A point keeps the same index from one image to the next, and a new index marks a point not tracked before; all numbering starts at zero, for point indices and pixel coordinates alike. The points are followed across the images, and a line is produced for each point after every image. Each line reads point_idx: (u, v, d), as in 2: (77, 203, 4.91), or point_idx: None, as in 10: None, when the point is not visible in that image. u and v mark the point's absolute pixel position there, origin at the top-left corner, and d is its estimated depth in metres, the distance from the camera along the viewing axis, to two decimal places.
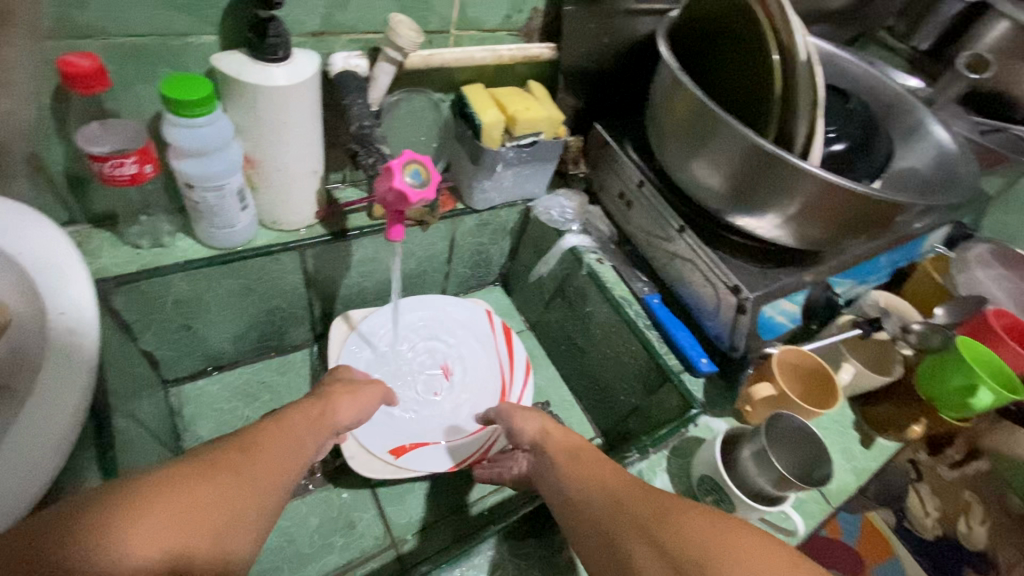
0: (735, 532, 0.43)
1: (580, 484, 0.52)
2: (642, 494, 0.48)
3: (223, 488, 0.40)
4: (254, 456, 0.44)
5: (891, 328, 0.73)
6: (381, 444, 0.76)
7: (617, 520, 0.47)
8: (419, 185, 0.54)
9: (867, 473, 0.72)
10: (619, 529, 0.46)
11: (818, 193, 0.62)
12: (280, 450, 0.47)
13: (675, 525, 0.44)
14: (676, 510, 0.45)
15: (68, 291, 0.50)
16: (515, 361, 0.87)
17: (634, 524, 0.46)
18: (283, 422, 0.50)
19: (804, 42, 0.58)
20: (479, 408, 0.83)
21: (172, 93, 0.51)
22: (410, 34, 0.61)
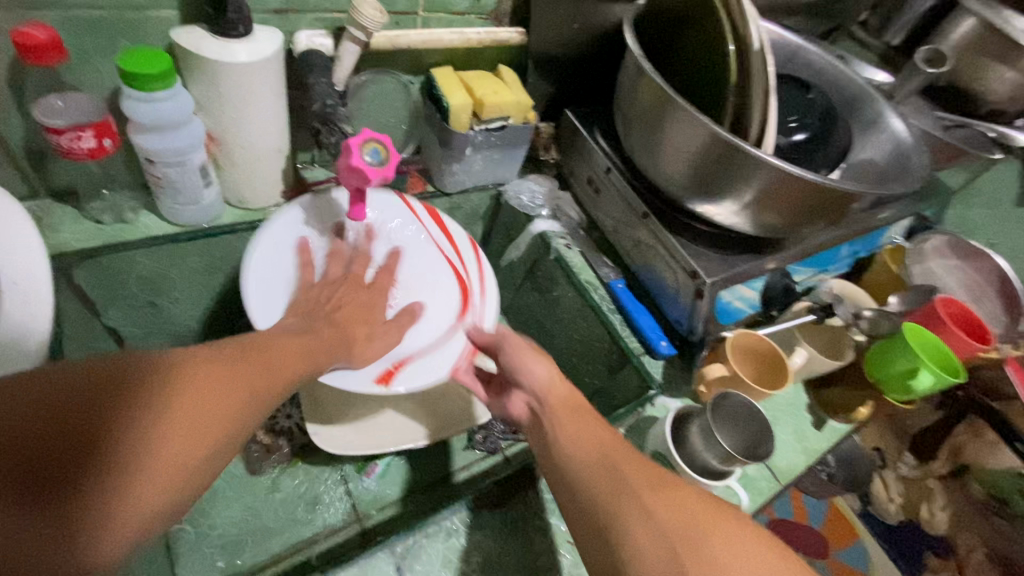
0: (725, 512, 0.42)
1: (575, 439, 0.49)
2: (636, 459, 0.46)
3: (230, 394, 0.39)
4: (250, 378, 0.42)
5: (844, 314, 0.76)
6: (358, 378, 0.60)
7: (600, 484, 0.45)
8: (378, 164, 0.55)
9: (816, 453, 0.75)
10: (603, 494, 0.44)
11: (771, 181, 0.63)
12: (269, 370, 0.45)
13: (673, 497, 0.42)
14: (677, 486, 0.43)
15: (15, 248, 0.49)
16: (461, 247, 0.75)
17: (618, 489, 0.44)
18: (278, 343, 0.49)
19: (757, 31, 0.59)
20: (441, 305, 0.70)
21: (130, 66, 0.52)
22: (374, 14, 0.61)
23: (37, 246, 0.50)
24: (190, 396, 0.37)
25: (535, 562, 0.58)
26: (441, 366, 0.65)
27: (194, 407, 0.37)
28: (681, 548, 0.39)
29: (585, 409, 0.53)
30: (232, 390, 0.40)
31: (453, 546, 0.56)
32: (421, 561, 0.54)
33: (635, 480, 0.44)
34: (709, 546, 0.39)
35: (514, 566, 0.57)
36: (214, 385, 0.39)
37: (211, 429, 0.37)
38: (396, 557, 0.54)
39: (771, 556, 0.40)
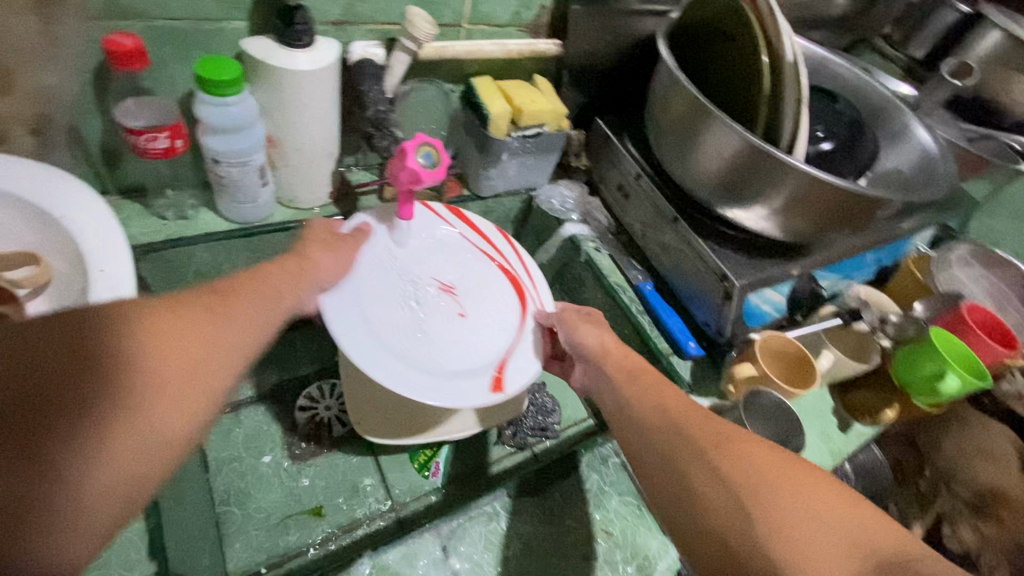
0: (790, 461, 0.43)
1: (653, 403, 0.51)
2: (707, 422, 0.48)
3: (204, 321, 0.38)
4: (223, 302, 0.41)
5: (870, 319, 0.78)
6: (471, 393, 0.56)
7: (675, 452, 0.46)
8: (431, 166, 0.59)
9: (842, 454, 0.77)
10: (677, 461, 0.46)
11: (802, 186, 0.66)
12: (249, 299, 0.43)
13: (737, 456, 0.43)
14: (741, 443, 0.45)
15: (115, 277, 0.52)
16: (491, 236, 0.73)
17: (687, 452, 0.46)
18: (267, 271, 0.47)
19: (791, 43, 0.62)
20: (501, 295, 0.68)
21: (206, 73, 0.56)
22: (426, 26, 0.66)
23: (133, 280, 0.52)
24: (161, 328, 0.36)
25: (570, 549, 0.61)
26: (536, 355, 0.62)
27: (156, 336, 0.35)
28: (747, 497, 0.41)
29: (645, 381, 0.54)
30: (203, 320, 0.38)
31: (495, 529, 0.60)
32: (465, 542, 0.58)
33: (703, 445, 0.45)
34: (777, 494, 0.40)
35: (551, 550, 0.61)
36: (189, 313, 0.38)
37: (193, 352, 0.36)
38: (440, 536, 0.58)
39: (840, 505, 0.40)
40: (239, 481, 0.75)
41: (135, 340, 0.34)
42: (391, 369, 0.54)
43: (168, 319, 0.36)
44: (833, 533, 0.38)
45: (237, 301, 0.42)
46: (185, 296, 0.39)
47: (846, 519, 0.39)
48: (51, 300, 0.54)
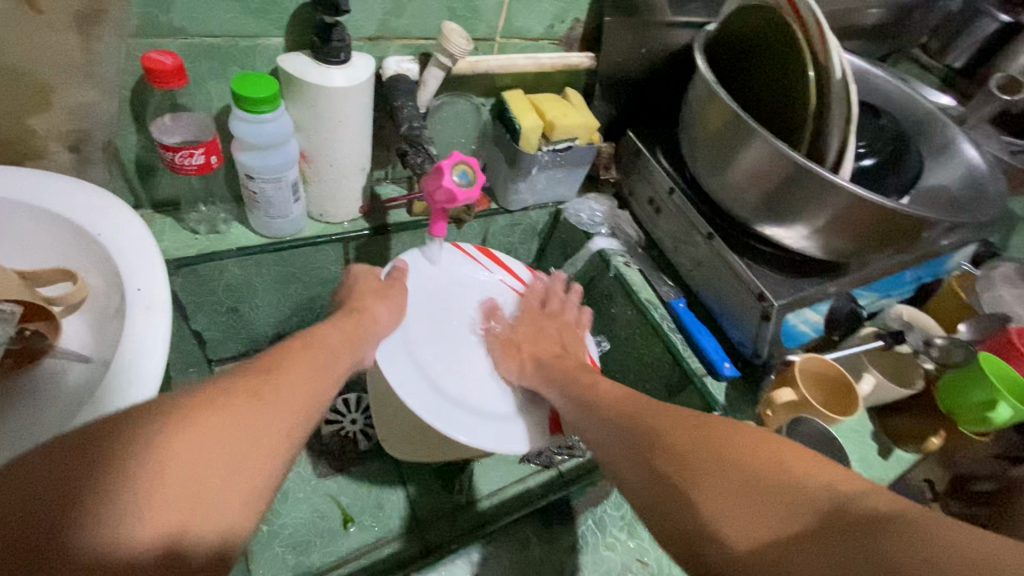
0: (712, 423, 0.43)
1: (604, 404, 0.53)
2: (651, 406, 0.49)
3: (256, 409, 0.39)
4: (266, 384, 0.42)
5: (913, 342, 0.76)
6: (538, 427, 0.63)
7: (626, 454, 0.46)
8: (466, 185, 0.58)
9: (884, 482, 0.74)
10: (630, 468, 0.45)
11: (845, 207, 0.64)
12: (294, 382, 0.44)
13: (675, 440, 0.43)
14: (674, 425, 0.45)
15: (138, 369, 0.47)
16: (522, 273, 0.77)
17: (634, 453, 0.45)
18: (315, 340, 0.51)
19: (839, 59, 0.60)
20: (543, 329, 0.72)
21: (243, 90, 0.55)
22: (461, 42, 0.65)
23: (157, 376, 0.47)
24: (211, 419, 0.37)
25: None
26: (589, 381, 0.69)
27: (198, 430, 0.35)
28: (687, 487, 0.40)
29: (597, 386, 0.57)
30: (248, 406, 0.39)
31: None
32: None
33: (644, 443, 0.45)
34: (704, 466, 0.40)
35: None
36: (244, 403, 0.39)
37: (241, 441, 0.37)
38: None
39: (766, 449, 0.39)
40: None
41: (180, 433, 0.35)
42: (453, 418, 0.59)
43: (213, 409, 0.37)
44: (774, 483, 0.37)
45: (283, 385, 0.43)
46: (231, 381, 0.40)
47: (780, 466, 0.37)
48: (86, 315, 0.54)
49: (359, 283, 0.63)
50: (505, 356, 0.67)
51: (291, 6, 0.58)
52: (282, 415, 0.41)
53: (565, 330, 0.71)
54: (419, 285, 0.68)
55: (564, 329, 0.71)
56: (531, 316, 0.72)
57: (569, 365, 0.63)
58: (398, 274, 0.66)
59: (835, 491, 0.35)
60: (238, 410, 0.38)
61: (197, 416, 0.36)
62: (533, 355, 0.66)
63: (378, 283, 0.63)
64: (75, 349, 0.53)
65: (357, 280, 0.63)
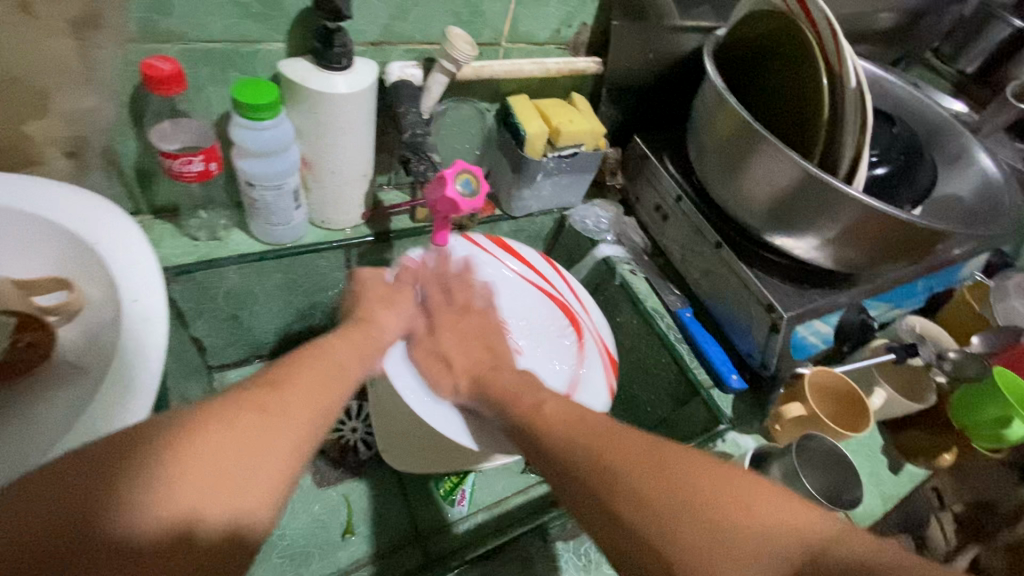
0: (668, 456, 0.40)
1: (547, 430, 0.48)
2: (599, 435, 0.44)
3: (261, 423, 0.37)
4: (270, 399, 0.39)
5: (927, 356, 0.74)
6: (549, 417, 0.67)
7: (576, 492, 0.43)
8: (470, 194, 0.57)
9: (894, 498, 0.73)
10: (584, 509, 0.42)
11: (859, 218, 0.62)
12: (305, 392, 0.41)
13: (631, 481, 0.40)
14: (623, 460, 0.41)
15: (134, 376, 0.46)
16: (540, 268, 0.78)
17: (587, 493, 0.41)
18: (324, 353, 0.48)
19: (854, 68, 0.58)
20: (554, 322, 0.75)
21: (243, 97, 0.54)
22: (466, 48, 0.64)
23: (158, 378, 0.47)
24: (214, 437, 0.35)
25: None
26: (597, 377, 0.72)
27: (192, 458, 0.33)
28: (657, 536, 0.37)
29: (540, 406, 0.51)
30: (249, 423, 0.37)
31: None
32: None
33: (594, 480, 0.41)
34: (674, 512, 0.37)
35: None
36: (248, 416, 0.37)
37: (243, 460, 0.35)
38: None
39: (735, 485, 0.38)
40: None
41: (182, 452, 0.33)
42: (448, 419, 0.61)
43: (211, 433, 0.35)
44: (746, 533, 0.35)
45: (292, 395, 0.40)
46: (233, 397, 0.38)
47: (746, 512, 0.36)
48: (81, 326, 0.53)
49: (364, 287, 0.62)
50: (434, 367, 0.63)
51: (292, 11, 0.57)
52: (288, 430, 0.38)
53: (484, 326, 0.69)
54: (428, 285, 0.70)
55: (482, 325, 0.69)
56: (452, 321, 0.67)
57: (507, 381, 0.58)
58: (405, 274, 0.68)
59: (808, 540, 0.34)
60: (236, 430, 0.36)
61: (192, 441, 0.34)
62: (469, 372, 0.62)
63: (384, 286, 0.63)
64: (72, 361, 0.52)
65: (363, 283, 0.63)
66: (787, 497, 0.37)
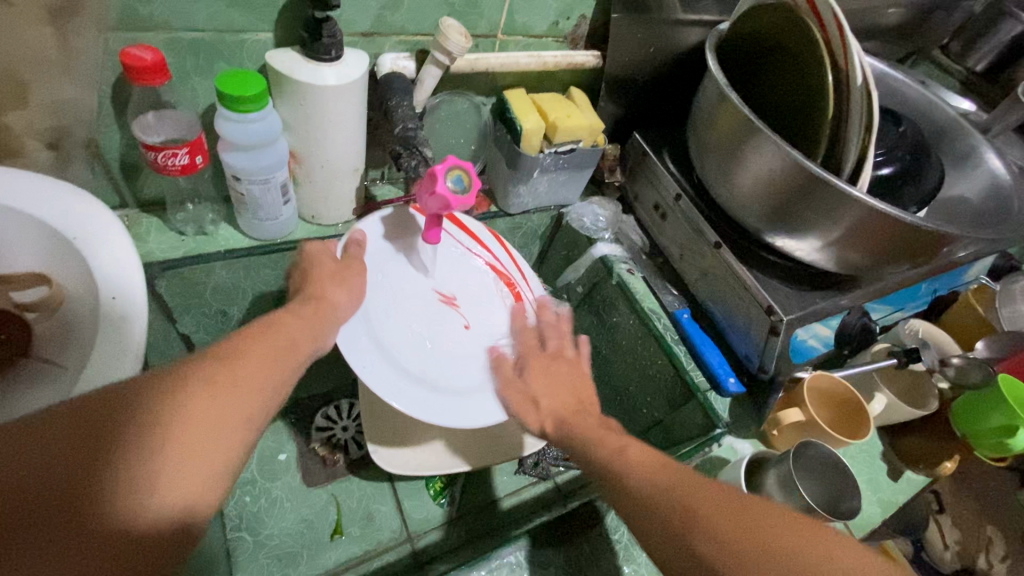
0: (752, 504, 0.39)
1: (625, 468, 0.45)
2: (683, 479, 0.43)
3: (225, 403, 0.36)
4: (225, 374, 0.38)
5: (929, 361, 0.72)
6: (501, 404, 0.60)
7: (659, 537, 0.41)
8: (461, 191, 0.55)
9: (892, 505, 0.72)
10: (665, 554, 0.40)
11: (862, 219, 0.60)
12: (266, 364, 0.41)
13: (717, 529, 0.38)
14: (706, 504, 0.40)
15: (104, 376, 0.44)
16: (489, 244, 0.74)
17: (670, 538, 0.40)
18: (274, 325, 0.45)
19: (861, 65, 0.56)
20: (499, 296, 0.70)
21: (226, 88, 0.53)
22: (458, 38, 0.62)
23: (133, 373, 0.45)
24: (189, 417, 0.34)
25: None
26: None
27: (173, 440, 0.33)
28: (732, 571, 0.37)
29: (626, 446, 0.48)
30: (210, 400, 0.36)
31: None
32: None
33: (680, 521, 0.40)
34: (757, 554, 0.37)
35: None
36: (212, 396, 0.36)
37: (216, 441, 0.35)
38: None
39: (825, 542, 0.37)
40: (253, 506, 0.72)
41: (160, 435, 0.33)
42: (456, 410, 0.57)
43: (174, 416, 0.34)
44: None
45: (243, 369, 0.39)
46: (191, 374, 0.36)
47: (829, 561, 0.36)
48: (61, 323, 0.51)
49: (314, 265, 0.55)
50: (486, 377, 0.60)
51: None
52: (251, 401, 0.38)
53: (576, 374, 0.60)
54: (377, 257, 0.63)
55: (575, 373, 0.60)
56: (541, 364, 0.61)
57: (590, 425, 0.52)
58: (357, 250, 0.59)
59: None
60: (202, 410, 0.35)
61: (159, 425, 0.33)
62: (553, 413, 0.55)
63: (334, 262, 0.56)
64: (46, 356, 0.50)
65: (312, 257, 0.55)
66: (866, 554, 0.37)
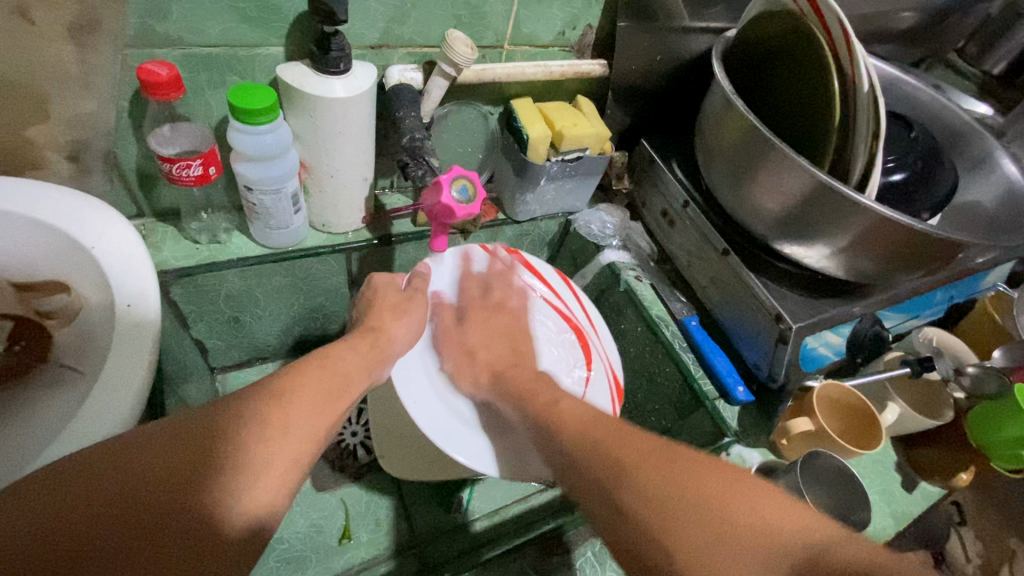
0: (676, 453, 0.41)
1: (560, 426, 0.49)
2: (612, 433, 0.45)
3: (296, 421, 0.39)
4: (277, 411, 0.39)
5: (943, 370, 0.70)
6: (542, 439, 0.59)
7: (592, 489, 0.42)
8: (465, 200, 0.56)
9: (906, 517, 0.71)
10: (596, 506, 0.41)
11: (871, 227, 0.59)
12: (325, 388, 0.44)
13: (639, 475, 0.39)
14: (630, 454, 0.42)
15: (118, 383, 0.46)
16: (552, 282, 0.73)
17: (599, 489, 0.41)
18: (330, 359, 0.48)
19: (868, 72, 0.56)
20: (567, 342, 0.68)
21: (238, 100, 0.54)
22: (464, 49, 0.63)
23: (145, 381, 0.46)
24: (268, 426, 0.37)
25: None
26: (604, 395, 0.65)
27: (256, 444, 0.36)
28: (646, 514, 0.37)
29: (558, 406, 0.52)
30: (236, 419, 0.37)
31: None
32: None
33: (603, 473, 0.42)
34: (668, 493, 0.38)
35: None
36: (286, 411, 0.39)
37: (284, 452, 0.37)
38: None
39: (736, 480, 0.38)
40: None
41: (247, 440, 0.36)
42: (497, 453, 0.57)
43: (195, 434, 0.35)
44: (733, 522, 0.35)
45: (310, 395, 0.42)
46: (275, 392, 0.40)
47: (746, 507, 0.36)
48: (75, 329, 0.53)
49: (378, 296, 0.59)
50: (458, 366, 0.61)
51: (290, 14, 0.57)
52: (283, 429, 0.38)
53: (514, 325, 0.66)
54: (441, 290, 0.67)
55: (512, 323, 0.66)
56: (482, 317, 0.65)
57: (524, 378, 0.58)
58: (419, 283, 0.63)
59: (805, 541, 0.33)
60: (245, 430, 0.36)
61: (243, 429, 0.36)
62: (488, 366, 0.60)
63: (398, 295, 0.60)
64: (63, 361, 0.51)
65: (378, 289, 0.60)
66: (792, 502, 0.36)
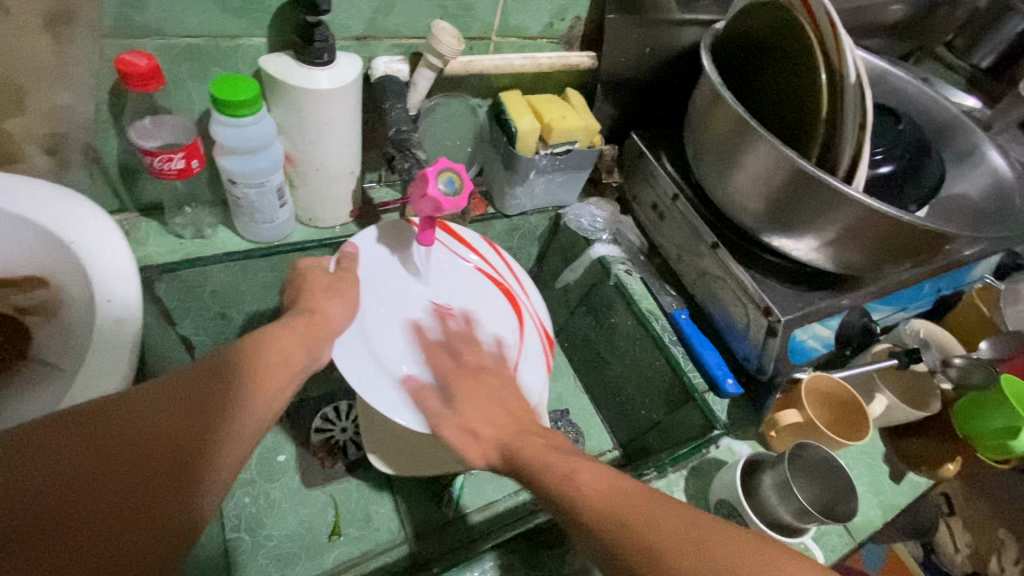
0: (708, 529, 0.38)
1: (581, 503, 0.42)
2: (630, 502, 0.41)
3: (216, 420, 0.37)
4: (191, 410, 0.37)
5: (931, 361, 0.71)
6: None
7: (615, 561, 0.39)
8: (453, 193, 0.56)
9: (895, 508, 0.71)
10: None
11: (859, 218, 0.59)
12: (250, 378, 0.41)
13: (679, 565, 0.36)
14: (664, 536, 0.38)
15: (96, 380, 0.45)
16: (484, 252, 0.72)
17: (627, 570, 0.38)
18: (261, 343, 0.44)
19: (855, 62, 0.56)
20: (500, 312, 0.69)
21: (220, 93, 0.53)
22: (451, 41, 0.62)
23: (124, 377, 0.46)
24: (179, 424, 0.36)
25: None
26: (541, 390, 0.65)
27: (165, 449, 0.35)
28: None
29: (578, 469, 0.45)
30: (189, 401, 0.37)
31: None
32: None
33: (631, 552, 0.38)
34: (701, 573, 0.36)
35: None
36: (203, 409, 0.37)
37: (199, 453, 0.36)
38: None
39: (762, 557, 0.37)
40: (252, 507, 0.73)
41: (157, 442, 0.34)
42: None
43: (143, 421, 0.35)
44: None
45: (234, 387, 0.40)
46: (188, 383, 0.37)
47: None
48: (54, 326, 0.52)
49: (307, 279, 0.55)
50: (456, 438, 0.53)
51: (273, 5, 0.56)
52: (229, 422, 0.38)
53: (497, 377, 0.58)
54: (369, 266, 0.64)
55: (494, 376, 0.58)
56: (473, 384, 0.57)
57: (533, 446, 0.49)
58: (349, 262, 0.60)
59: None
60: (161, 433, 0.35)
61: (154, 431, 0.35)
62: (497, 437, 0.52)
63: (328, 276, 0.57)
64: (45, 358, 0.51)
65: (306, 274, 0.56)
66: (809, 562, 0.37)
